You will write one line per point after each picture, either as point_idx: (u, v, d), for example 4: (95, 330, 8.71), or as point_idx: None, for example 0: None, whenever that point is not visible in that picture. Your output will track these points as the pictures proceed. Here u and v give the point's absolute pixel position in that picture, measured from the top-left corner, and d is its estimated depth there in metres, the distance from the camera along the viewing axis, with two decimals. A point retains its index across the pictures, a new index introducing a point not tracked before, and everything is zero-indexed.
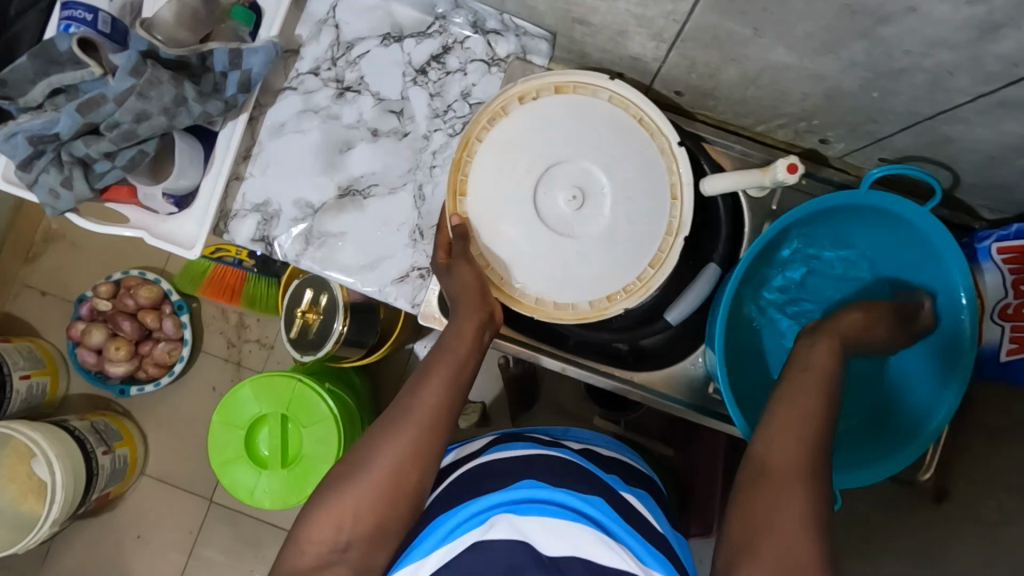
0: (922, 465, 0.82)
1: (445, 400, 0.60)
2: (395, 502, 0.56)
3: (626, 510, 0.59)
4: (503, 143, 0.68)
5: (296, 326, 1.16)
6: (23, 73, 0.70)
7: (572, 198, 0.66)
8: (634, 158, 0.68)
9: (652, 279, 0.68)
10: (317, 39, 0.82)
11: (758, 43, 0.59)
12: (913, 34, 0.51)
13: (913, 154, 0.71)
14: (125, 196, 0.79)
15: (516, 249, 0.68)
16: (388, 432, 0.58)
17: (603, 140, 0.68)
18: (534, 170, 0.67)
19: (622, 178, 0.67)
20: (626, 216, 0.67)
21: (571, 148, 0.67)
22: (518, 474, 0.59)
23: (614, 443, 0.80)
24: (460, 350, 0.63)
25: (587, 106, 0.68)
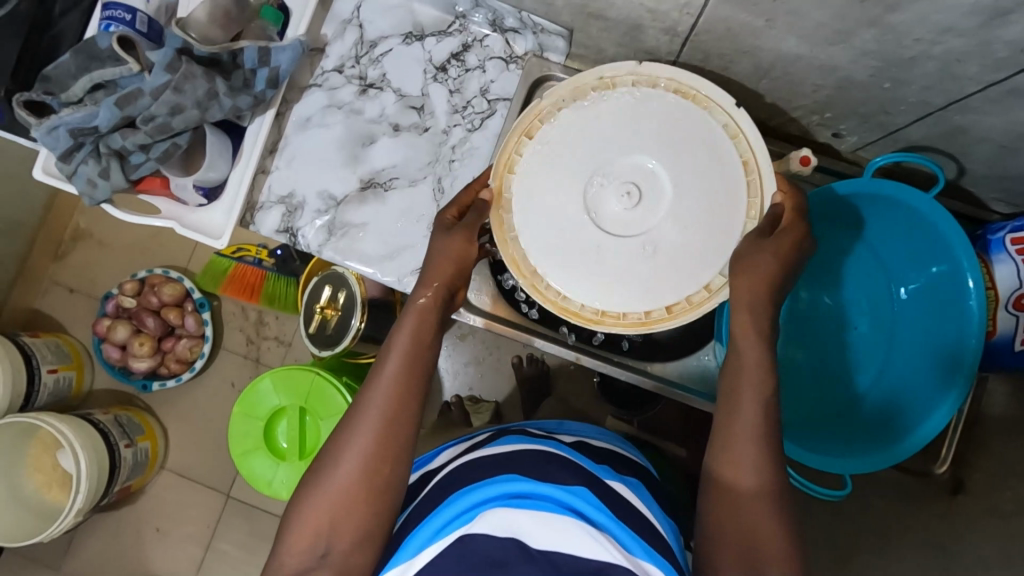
0: (939, 457, 0.85)
1: (408, 375, 0.61)
2: (373, 501, 0.57)
3: (612, 499, 0.58)
4: (583, 115, 0.67)
5: (315, 322, 1.19)
6: (66, 69, 0.74)
7: (627, 195, 0.64)
8: (711, 199, 0.64)
9: (657, 322, 0.65)
10: (341, 37, 0.85)
11: (770, 34, 0.61)
12: (922, 21, 0.52)
13: (925, 145, 0.72)
14: (159, 186, 0.82)
15: (542, 225, 0.67)
16: (354, 429, 0.59)
17: (686, 154, 0.64)
18: (600, 152, 0.66)
19: (688, 207, 0.64)
20: (671, 242, 0.64)
21: (650, 149, 0.65)
22: (507, 466, 0.59)
23: (608, 434, 0.80)
24: (425, 333, 0.63)
25: (691, 114, 0.65)
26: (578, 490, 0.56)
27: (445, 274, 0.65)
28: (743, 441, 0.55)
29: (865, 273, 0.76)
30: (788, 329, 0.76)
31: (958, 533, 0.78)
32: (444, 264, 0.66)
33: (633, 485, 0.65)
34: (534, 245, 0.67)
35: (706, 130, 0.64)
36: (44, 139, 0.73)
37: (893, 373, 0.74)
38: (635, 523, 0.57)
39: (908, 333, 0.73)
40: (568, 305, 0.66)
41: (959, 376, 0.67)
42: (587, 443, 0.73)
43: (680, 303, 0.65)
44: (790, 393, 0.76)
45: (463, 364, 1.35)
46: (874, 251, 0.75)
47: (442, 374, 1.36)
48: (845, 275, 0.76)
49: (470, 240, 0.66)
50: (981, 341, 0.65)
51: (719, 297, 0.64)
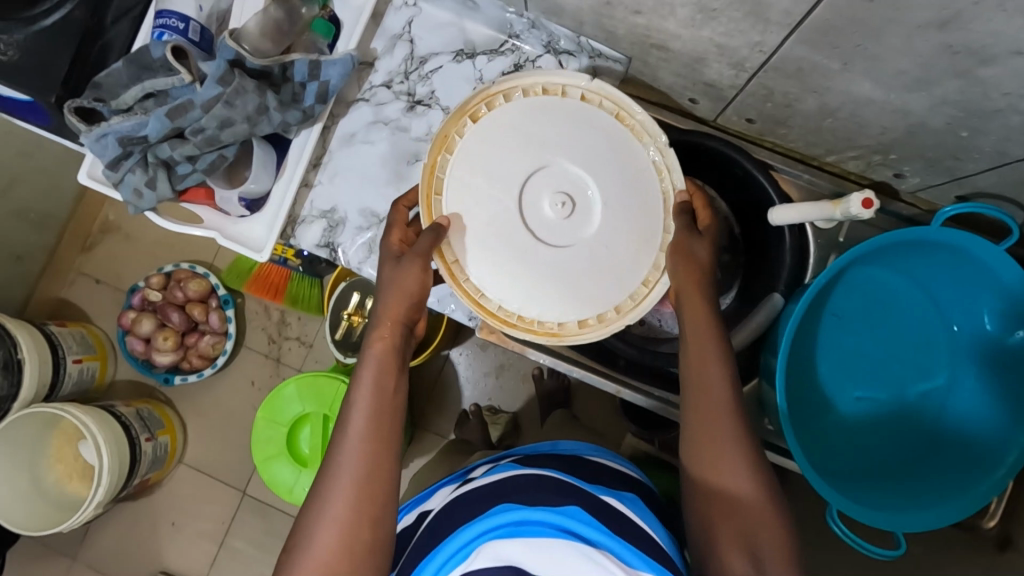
0: (987, 512, 0.85)
1: (375, 424, 0.58)
2: (356, 562, 0.53)
3: (606, 514, 0.57)
4: (533, 115, 0.65)
5: (341, 328, 1.19)
6: (117, 78, 0.73)
7: (560, 205, 0.64)
8: (632, 226, 0.65)
9: (568, 331, 0.65)
10: (390, 53, 0.84)
11: (845, 77, 0.59)
12: (1015, 76, 0.50)
13: (994, 193, 0.69)
14: (202, 198, 0.82)
15: (470, 215, 0.65)
16: (331, 481, 0.56)
17: (621, 180, 0.65)
18: (538, 156, 0.65)
19: (616, 227, 0.65)
20: (594, 258, 0.65)
21: (589, 163, 0.65)
22: (499, 497, 0.58)
23: (602, 450, 0.77)
24: (384, 381, 0.60)
25: (628, 145, 0.66)
26: (569, 510, 0.54)
27: (400, 310, 0.64)
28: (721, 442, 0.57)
29: (921, 315, 0.73)
30: (835, 364, 0.74)
31: None
32: (395, 301, 0.63)
33: (627, 500, 0.63)
34: (466, 233, 0.66)
35: (635, 160, 0.66)
36: (92, 146, 0.73)
37: (951, 425, 0.72)
38: (633, 536, 0.56)
39: (968, 381, 0.71)
40: (482, 302, 0.66)
41: None
42: (580, 461, 0.71)
43: (592, 319, 0.66)
44: (841, 440, 0.74)
45: (484, 374, 1.34)
46: (933, 298, 0.73)
47: (461, 383, 1.34)
48: (900, 315, 0.73)
49: (426, 269, 0.64)
50: None
51: (626, 320, 0.65)
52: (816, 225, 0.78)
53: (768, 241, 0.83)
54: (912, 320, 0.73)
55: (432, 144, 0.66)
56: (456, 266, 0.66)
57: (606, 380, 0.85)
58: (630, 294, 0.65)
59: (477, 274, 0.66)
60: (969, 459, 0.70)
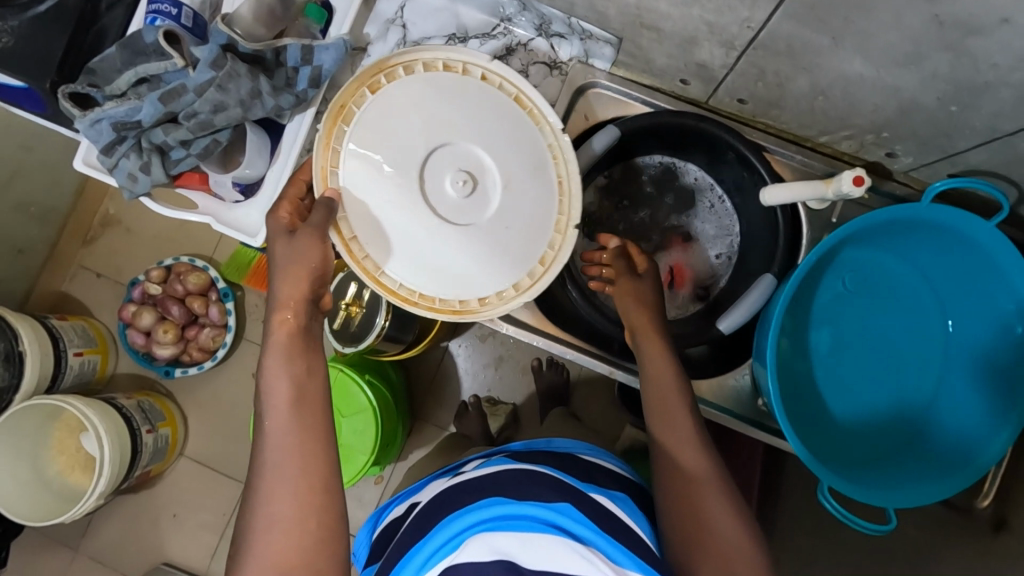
0: (981, 491, 0.84)
1: (303, 406, 0.59)
2: (320, 544, 0.55)
3: (599, 514, 0.57)
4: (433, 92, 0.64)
5: (339, 317, 1.14)
6: (112, 63, 0.74)
7: (460, 182, 0.63)
8: (532, 209, 0.66)
9: (466, 310, 0.66)
10: (384, 38, 0.84)
11: (835, 53, 0.59)
12: (1004, 46, 0.50)
13: (987, 170, 0.69)
14: (196, 182, 0.82)
15: (366, 194, 0.64)
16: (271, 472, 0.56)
17: (521, 161, 0.66)
18: (435, 133, 0.64)
19: (516, 207, 0.65)
20: (494, 238, 0.65)
21: (490, 143, 0.65)
22: (489, 490, 0.58)
23: (597, 449, 0.77)
24: (298, 362, 0.60)
25: (527, 130, 0.67)
26: (562, 507, 0.55)
27: (302, 290, 0.62)
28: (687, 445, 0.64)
29: (915, 298, 0.73)
30: (825, 344, 0.74)
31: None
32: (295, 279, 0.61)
33: (619, 500, 0.63)
34: (360, 207, 0.64)
35: (534, 144, 0.67)
36: (87, 131, 0.73)
37: (939, 410, 0.72)
38: (623, 537, 0.56)
39: (958, 367, 0.72)
40: (381, 280, 0.65)
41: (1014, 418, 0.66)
42: (575, 459, 0.70)
43: (494, 297, 0.67)
44: (833, 420, 0.74)
45: (483, 365, 1.33)
46: (925, 278, 0.73)
47: (460, 375, 1.33)
48: (892, 298, 0.74)
49: (326, 241, 0.63)
50: None
51: (522, 298, 0.66)
52: (810, 206, 0.78)
53: (762, 224, 0.83)
54: (904, 303, 0.74)
55: (325, 116, 0.64)
56: (353, 242, 0.65)
57: (599, 362, 0.84)
58: (528, 272, 0.66)
59: (376, 251, 0.65)
60: (957, 444, 0.71)
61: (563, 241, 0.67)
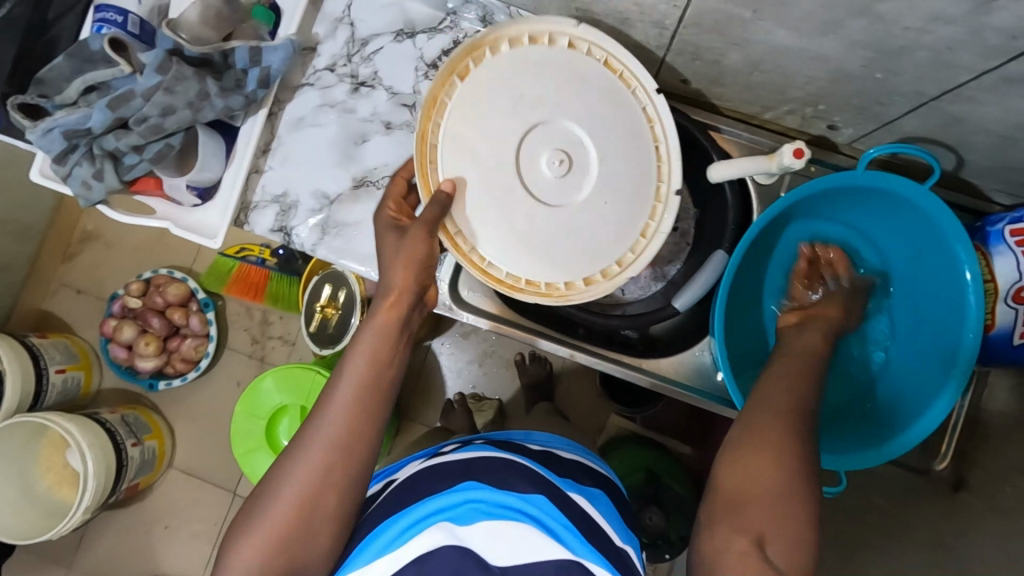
0: (938, 454, 0.85)
1: (360, 404, 0.57)
2: (320, 529, 0.54)
3: (575, 512, 0.57)
4: (523, 72, 0.66)
5: (316, 320, 1.15)
6: (60, 73, 0.75)
7: (559, 163, 0.65)
8: (626, 176, 0.67)
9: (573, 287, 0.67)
10: (333, 36, 0.85)
11: (759, 25, 0.60)
12: (911, 9, 0.51)
13: (922, 136, 0.70)
14: (152, 187, 0.83)
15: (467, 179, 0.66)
16: (286, 472, 0.55)
17: (614, 133, 0.67)
18: (534, 112, 0.66)
19: (610, 178, 0.66)
20: (597, 213, 0.66)
21: (584, 119, 0.66)
22: (464, 474, 0.57)
23: (575, 445, 0.77)
24: (382, 350, 0.59)
25: (615, 95, 0.67)
26: (537, 500, 0.55)
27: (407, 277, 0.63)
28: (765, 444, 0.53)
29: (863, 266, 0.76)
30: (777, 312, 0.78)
31: (962, 533, 0.78)
32: (397, 274, 0.63)
33: (595, 499, 0.63)
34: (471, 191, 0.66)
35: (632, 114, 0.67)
36: (40, 142, 0.74)
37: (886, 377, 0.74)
38: (592, 534, 0.56)
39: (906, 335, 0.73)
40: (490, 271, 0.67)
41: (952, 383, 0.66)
42: (555, 455, 0.69)
43: (597, 275, 0.68)
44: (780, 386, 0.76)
45: (467, 362, 1.34)
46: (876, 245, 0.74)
47: (444, 373, 1.34)
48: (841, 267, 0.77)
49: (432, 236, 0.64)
50: (978, 336, 0.64)
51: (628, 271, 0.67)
52: (758, 181, 0.79)
53: (715, 202, 0.84)
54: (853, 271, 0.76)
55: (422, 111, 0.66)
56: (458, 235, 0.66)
57: (561, 345, 0.84)
58: (630, 248, 0.68)
59: (476, 235, 0.66)
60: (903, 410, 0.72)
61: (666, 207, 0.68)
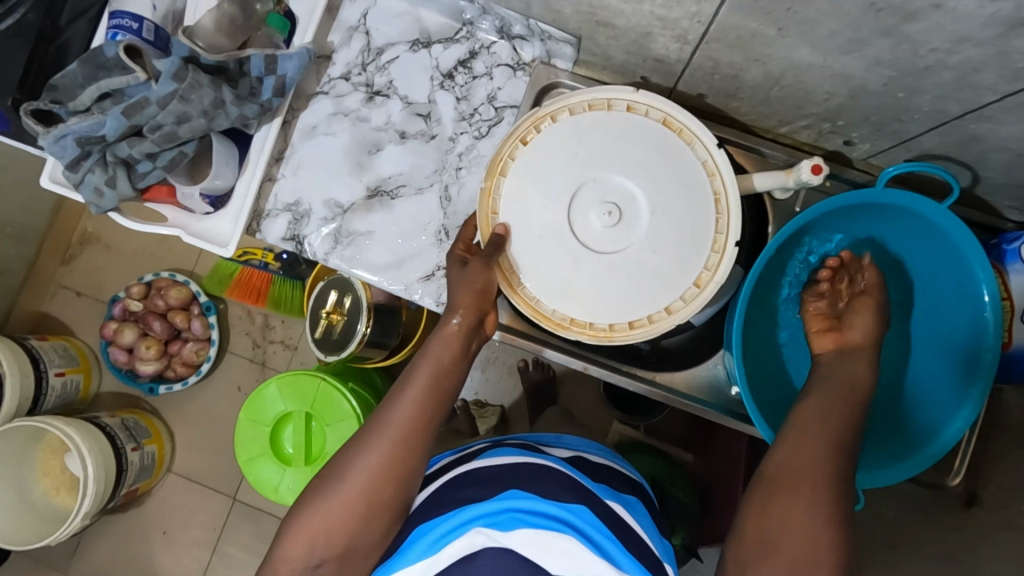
0: (952, 469, 0.86)
1: (423, 412, 0.60)
2: (371, 519, 0.57)
3: (613, 521, 0.57)
4: (579, 134, 0.68)
5: (321, 326, 1.14)
6: (73, 78, 0.74)
7: (607, 214, 0.65)
8: (679, 230, 0.66)
9: (618, 331, 0.67)
10: (348, 45, 0.85)
11: (783, 43, 0.60)
12: (939, 31, 0.52)
13: (939, 153, 0.71)
14: (164, 195, 0.82)
15: (526, 227, 0.68)
16: (351, 461, 0.58)
17: (666, 186, 0.66)
18: (585, 170, 0.67)
19: (661, 232, 0.66)
20: (643, 262, 0.66)
21: (636, 172, 0.67)
22: (505, 480, 0.57)
23: (603, 448, 0.76)
24: (445, 358, 0.63)
25: (674, 148, 0.67)
26: (576, 508, 0.55)
27: (472, 298, 0.66)
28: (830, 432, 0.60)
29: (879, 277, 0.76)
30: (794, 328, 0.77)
31: (972, 547, 0.78)
32: (464, 295, 0.66)
33: (630, 505, 0.64)
34: (517, 239, 0.68)
35: (687, 164, 0.67)
36: (52, 147, 0.73)
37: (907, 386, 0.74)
38: (628, 542, 0.57)
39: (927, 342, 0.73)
40: (539, 309, 0.68)
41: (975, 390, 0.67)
42: (584, 458, 0.69)
43: (644, 319, 0.66)
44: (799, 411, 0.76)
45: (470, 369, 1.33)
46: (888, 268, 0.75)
47: None
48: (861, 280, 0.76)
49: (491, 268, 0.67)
50: (998, 352, 0.66)
51: (676, 320, 0.66)
52: (774, 197, 0.79)
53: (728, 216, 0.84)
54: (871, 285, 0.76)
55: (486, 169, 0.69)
56: (511, 273, 0.68)
57: (573, 357, 0.83)
58: (681, 294, 0.66)
59: (529, 283, 0.68)
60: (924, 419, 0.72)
61: (723, 258, 0.66)
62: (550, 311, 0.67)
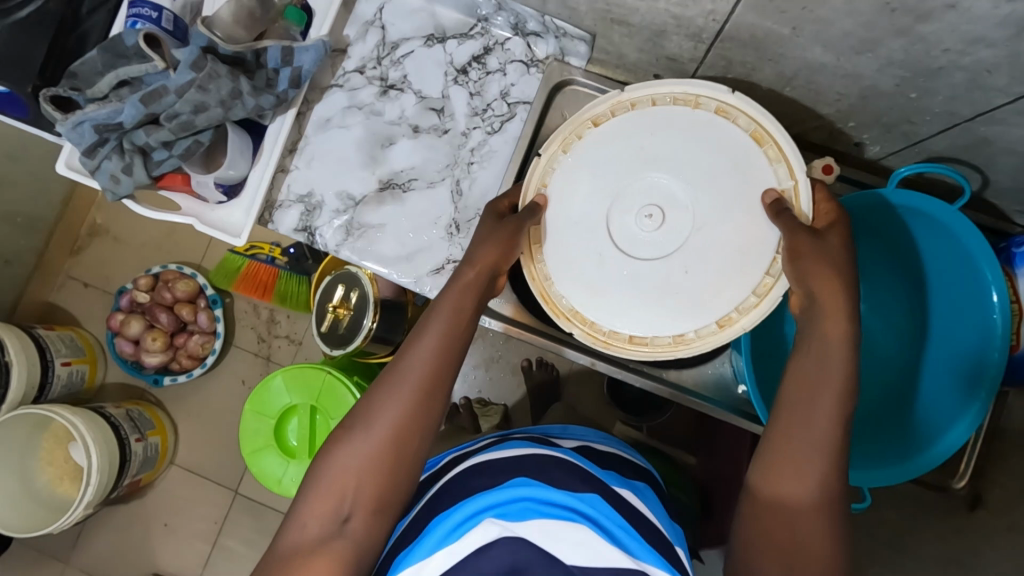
0: (957, 472, 0.86)
1: (443, 361, 0.59)
2: (397, 467, 0.56)
3: (621, 505, 0.58)
4: (653, 123, 0.66)
5: (327, 320, 1.14)
6: (92, 66, 0.75)
7: (649, 216, 0.65)
8: (723, 257, 0.63)
9: (614, 339, 0.66)
10: (363, 39, 0.86)
11: (796, 42, 0.61)
12: (953, 31, 0.52)
13: (948, 155, 0.71)
14: (179, 183, 0.82)
15: (563, 208, 0.68)
16: (375, 408, 0.58)
17: (723, 204, 0.63)
18: (645, 166, 0.66)
19: (702, 255, 0.64)
20: (670, 278, 0.64)
21: (697, 182, 0.64)
22: (514, 471, 0.58)
23: (609, 438, 0.76)
24: (462, 313, 0.62)
25: (751, 165, 0.63)
26: (589, 499, 0.56)
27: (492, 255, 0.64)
28: (798, 446, 0.54)
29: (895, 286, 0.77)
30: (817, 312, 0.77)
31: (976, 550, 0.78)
32: (488, 252, 0.64)
33: (640, 491, 0.65)
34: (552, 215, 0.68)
35: (757, 187, 0.63)
36: (69, 134, 0.74)
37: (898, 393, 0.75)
38: (637, 523, 0.58)
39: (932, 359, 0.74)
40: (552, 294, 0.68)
41: (978, 399, 0.68)
42: (592, 448, 0.70)
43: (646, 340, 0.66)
44: None
45: (473, 367, 1.33)
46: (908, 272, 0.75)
47: None
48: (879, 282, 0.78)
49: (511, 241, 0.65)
50: (1004, 356, 0.67)
51: (680, 352, 0.64)
52: None
53: None
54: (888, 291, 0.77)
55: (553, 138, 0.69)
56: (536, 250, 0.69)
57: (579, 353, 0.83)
58: (698, 326, 0.64)
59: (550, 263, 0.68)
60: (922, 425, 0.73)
61: (761, 305, 0.62)
62: (562, 299, 0.68)
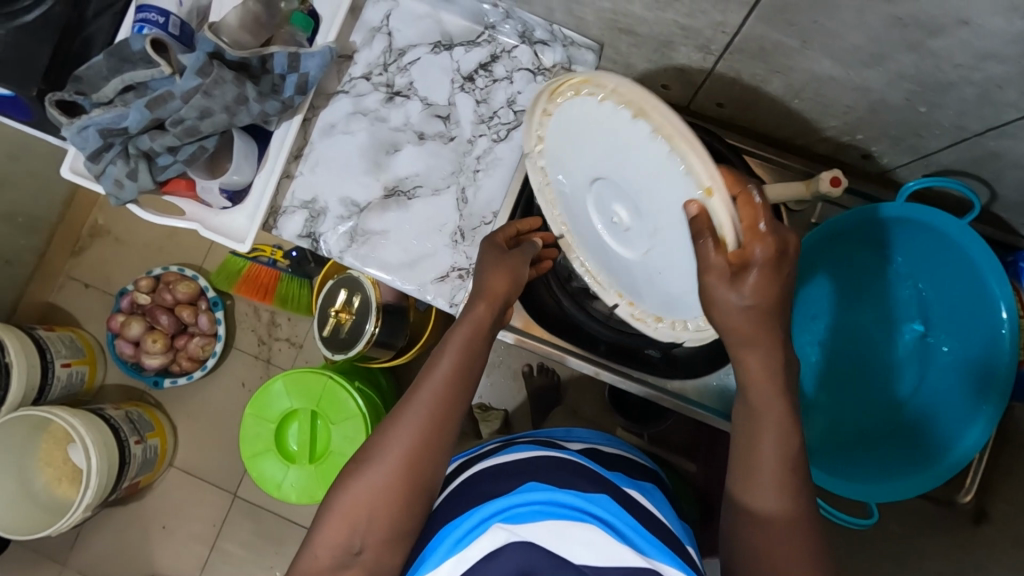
0: (963, 486, 0.85)
1: (455, 388, 0.60)
2: (414, 498, 0.56)
3: (631, 505, 0.57)
4: (581, 122, 0.58)
5: (329, 325, 1.13)
6: (98, 70, 0.75)
7: (614, 219, 0.62)
8: (682, 265, 0.57)
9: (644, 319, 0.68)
10: (369, 45, 0.86)
11: (806, 55, 0.61)
12: (965, 46, 0.52)
13: (956, 169, 0.71)
14: (183, 188, 0.82)
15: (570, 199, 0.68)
16: (387, 438, 0.58)
17: (661, 213, 0.55)
18: (594, 166, 0.60)
19: (663, 262, 0.59)
20: (651, 276, 0.63)
21: (635, 189, 0.56)
22: (521, 475, 0.57)
23: (614, 439, 0.77)
24: (473, 338, 0.63)
25: (670, 174, 0.51)
26: (597, 498, 0.55)
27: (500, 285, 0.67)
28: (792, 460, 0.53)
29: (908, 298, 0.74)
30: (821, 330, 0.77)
31: (979, 564, 0.77)
32: (496, 279, 0.67)
33: (648, 491, 0.64)
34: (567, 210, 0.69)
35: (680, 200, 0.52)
36: (74, 139, 0.74)
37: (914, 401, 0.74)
38: (650, 523, 0.57)
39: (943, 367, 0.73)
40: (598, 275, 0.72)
41: (987, 409, 0.68)
42: (597, 449, 0.70)
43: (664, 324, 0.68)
44: (812, 413, 0.77)
45: None
46: (913, 282, 0.74)
47: None
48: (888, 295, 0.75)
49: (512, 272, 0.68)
50: (1011, 366, 0.67)
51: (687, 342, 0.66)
52: (790, 207, 0.79)
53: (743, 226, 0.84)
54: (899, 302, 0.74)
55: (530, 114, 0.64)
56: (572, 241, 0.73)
57: (585, 363, 0.83)
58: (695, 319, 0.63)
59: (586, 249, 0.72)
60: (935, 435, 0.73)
61: None
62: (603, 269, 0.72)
